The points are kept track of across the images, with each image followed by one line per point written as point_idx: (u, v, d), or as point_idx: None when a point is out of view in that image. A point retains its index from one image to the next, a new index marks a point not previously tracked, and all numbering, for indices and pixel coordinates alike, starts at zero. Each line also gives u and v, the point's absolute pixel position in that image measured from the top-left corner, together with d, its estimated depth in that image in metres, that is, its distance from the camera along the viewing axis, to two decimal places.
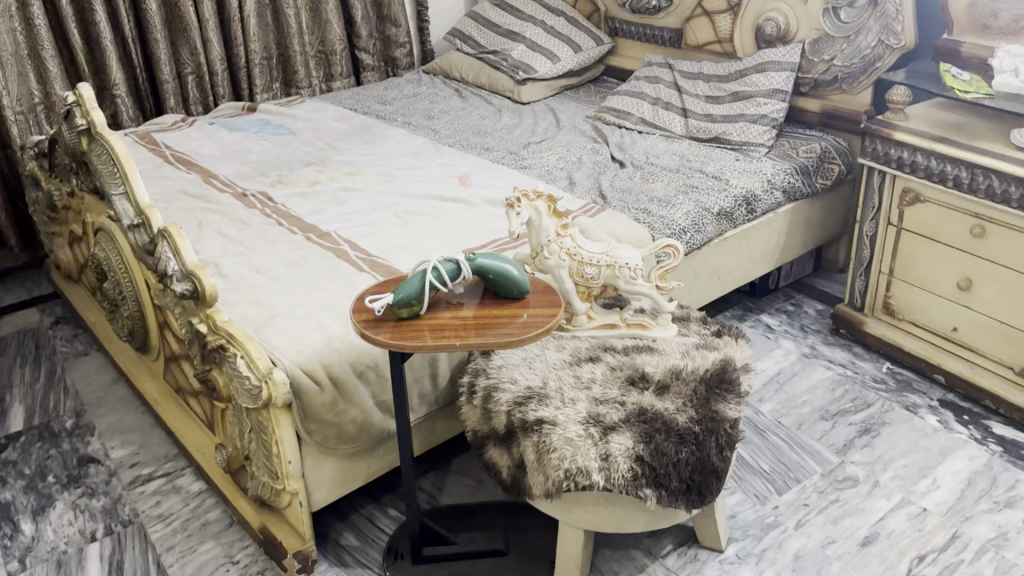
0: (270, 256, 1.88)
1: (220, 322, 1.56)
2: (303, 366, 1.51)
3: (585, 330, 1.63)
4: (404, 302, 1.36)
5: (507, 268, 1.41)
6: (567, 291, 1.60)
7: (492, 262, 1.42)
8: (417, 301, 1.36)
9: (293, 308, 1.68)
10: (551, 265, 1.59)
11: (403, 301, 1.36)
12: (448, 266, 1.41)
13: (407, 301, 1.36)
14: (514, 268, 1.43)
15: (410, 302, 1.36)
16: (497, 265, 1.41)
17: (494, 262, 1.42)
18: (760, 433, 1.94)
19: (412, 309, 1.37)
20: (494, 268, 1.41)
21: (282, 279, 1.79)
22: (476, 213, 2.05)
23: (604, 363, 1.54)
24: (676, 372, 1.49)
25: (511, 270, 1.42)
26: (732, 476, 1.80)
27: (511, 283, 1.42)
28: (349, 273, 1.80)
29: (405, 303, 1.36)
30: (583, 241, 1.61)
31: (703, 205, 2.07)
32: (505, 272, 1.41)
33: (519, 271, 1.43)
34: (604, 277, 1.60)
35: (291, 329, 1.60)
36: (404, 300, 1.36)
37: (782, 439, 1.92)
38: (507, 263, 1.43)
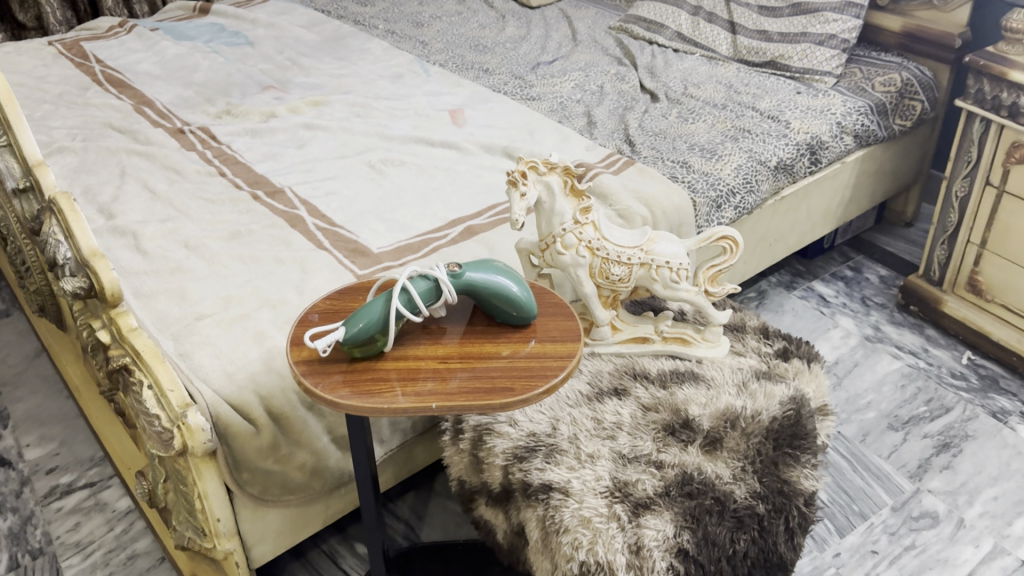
0: (206, 226, 1.48)
1: (124, 332, 1.17)
2: (232, 399, 1.13)
3: (608, 346, 1.23)
4: (356, 341, 0.96)
5: (507, 290, 1.00)
6: (586, 297, 1.20)
7: (487, 279, 1.01)
8: (371, 338, 0.97)
9: (228, 304, 1.29)
10: (565, 263, 1.19)
11: (354, 341, 0.96)
12: (423, 284, 0.99)
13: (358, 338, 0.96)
14: (517, 284, 1.02)
15: (363, 340, 0.96)
16: (494, 285, 1.00)
17: (488, 280, 1.01)
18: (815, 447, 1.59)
19: (365, 348, 0.97)
20: (489, 289, 1.00)
21: (218, 259, 1.39)
22: (470, 164, 1.64)
23: (634, 400, 1.16)
24: (731, 419, 1.12)
25: (515, 292, 1.01)
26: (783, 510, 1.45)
27: (511, 310, 1.01)
28: (304, 251, 1.40)
29: (357, 342, 0.96)
30: (610, 229, 1.20)
31: (755, 156, 1.65)
32: (505, 294, 1.00)
33: (523, 290, 1.02)
34: (635, 279, 1.20)
35: (222, 341, 1.22)
36: (355, 338, 0.96)
37: (843, 456, 1.57)
38: (508, 281, 1.01)
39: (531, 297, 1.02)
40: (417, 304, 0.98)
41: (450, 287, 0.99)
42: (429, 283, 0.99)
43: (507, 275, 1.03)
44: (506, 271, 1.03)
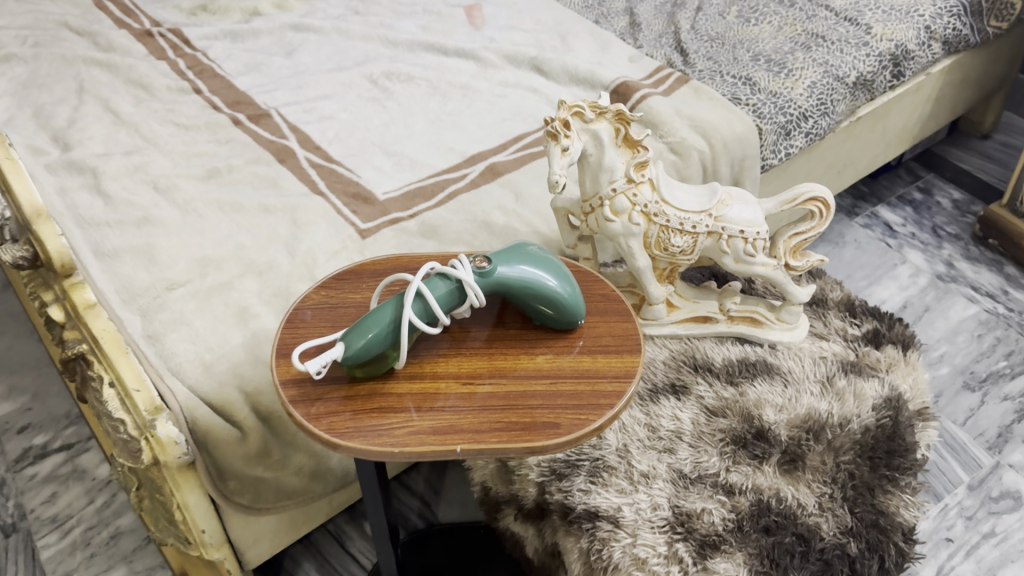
0: (180, 161, 1.24)
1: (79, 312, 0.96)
2: (211, 398, 0.95)
3: (663, 327, 1.03)
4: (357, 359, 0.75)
5: (550, 289, 0.80)
6: (638, 272, 0.99)
7: (524, 276, 0.80)
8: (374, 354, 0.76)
9: (206, 269, 1.08)
10: (614, 232, 0.96)
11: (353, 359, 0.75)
12: (444, 287, 0.76)
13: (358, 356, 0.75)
14: (560, 280, 0.81)
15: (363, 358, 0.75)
16: (533, 284, 0.80)
17: (526, 277, 0.80)
18: None
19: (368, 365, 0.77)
20: (527, 288, 0.80)
21: (194, 206, 1.17)
22: (491, 80, 1.39)
23: (695, 401, 0.96)
24: (815, 429, 0.93)
25: (559, 292, 0.80)
26: None
27: (553, 314, 0.81)
28: (296, 197, 1.18)
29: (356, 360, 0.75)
30: (669, 188, 0.97)
31: (831, 71, 1.38)
32: (547, 294, 0.80)
33: (569, 287, 0.81)
34: (699, 250, 0.98)
35: (199, 320, 1.01)
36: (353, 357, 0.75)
37: None
38: (550, 278, 0.81)
39: (578, 297, 0.82)
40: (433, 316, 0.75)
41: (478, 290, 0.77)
42: (452, 285, 0.77)
43: (548, 268, 0.82)
44: (546, 262, 0.82)
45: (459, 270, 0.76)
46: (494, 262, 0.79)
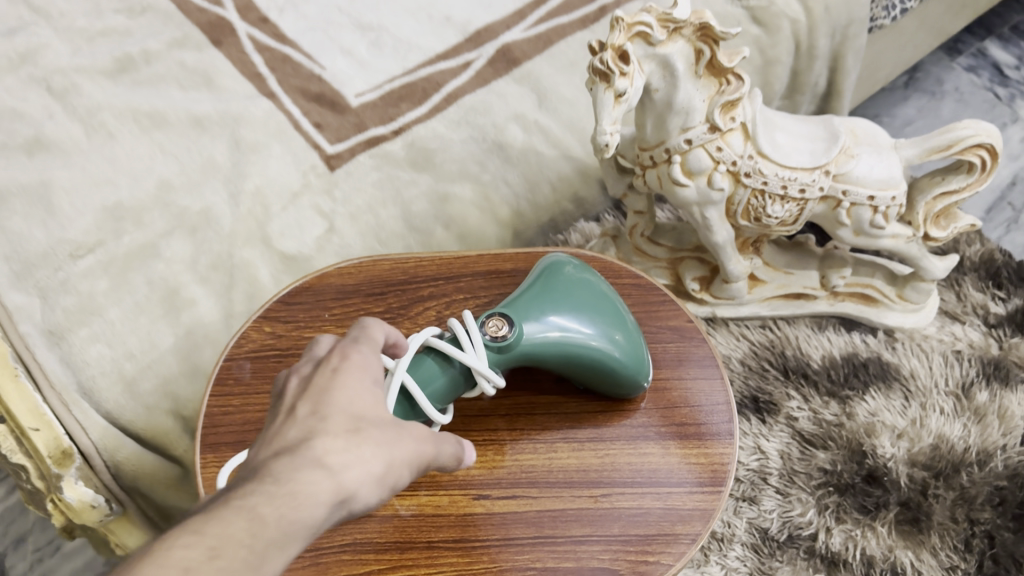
0: (80, 45, 0.91)
1: None
2: (138, 429, 0.71)
3: (741, 307, 0.76)
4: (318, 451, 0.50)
5: (603, 356, 0.53)
6: (713, 247, 0.70)
7: (564, 339, 0.53)
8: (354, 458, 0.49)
9: (122, 223, 0.79)
10: (685, 199, 0.67)
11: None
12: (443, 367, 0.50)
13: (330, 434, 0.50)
14: (617, 334, 0.55)
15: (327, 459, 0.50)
16: (576, 349, 0.53)
17: (567, 339, 0.53)
18: None
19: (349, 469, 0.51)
20: (569, 356, 0.53)
21: (102, 120, 0.84)
22: None
23: (786, 423, 0.72)
24: (945, 469, 0.69)
25: (619, 356, 0.54)
26: None
27: (610, 386, 0.55)
28: (239, 102, 0.86)
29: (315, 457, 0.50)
30: (769, 132, 0.66)
31: None
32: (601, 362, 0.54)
33: (631, 345, 0.55)
34: (804, 217, 0.69)
35: (116, 309, 0.74)
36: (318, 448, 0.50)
37: None
38: (602, 334, 0.54)
39: (643, 356, 0.55)
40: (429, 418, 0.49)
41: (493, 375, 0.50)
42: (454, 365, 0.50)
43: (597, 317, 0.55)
44: (593, 306, 0.55)
45: (465, 353, 0.49)
46: (517, 321, 0.52)
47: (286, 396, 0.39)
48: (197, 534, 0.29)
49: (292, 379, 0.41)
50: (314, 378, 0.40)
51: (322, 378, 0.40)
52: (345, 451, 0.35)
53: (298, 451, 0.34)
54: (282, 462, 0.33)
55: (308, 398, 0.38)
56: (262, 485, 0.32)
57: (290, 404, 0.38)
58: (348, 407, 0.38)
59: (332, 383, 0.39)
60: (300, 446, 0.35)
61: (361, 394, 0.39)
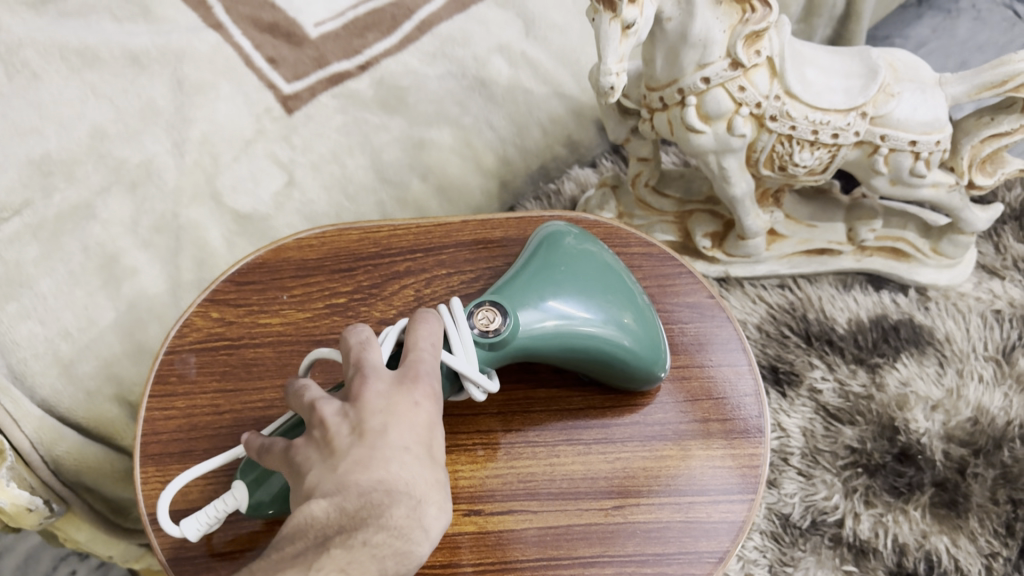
0: None
1: None
2: (78, 417, 0.63)
3: (757, 265, 0.67)
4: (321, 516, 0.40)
5: (613, 347, 0.45)
6: (730, 201, 0.62)
7: (567, 329, 0.45)
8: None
9: (51, 179, 0.68)
10: (699, 147, 0.58)
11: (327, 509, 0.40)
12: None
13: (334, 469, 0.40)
14: (629, 317, 0.46)
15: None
16: (582, 340, 0.45)
17: (571, 328, 0.45)
18: None
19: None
20: (574, 349, 0.45)
21: (23, 59, 0.72)
22: None
23: (809, 395, 0.64)
24: (985, 444, 0.62)
25: (631, 346, 0.45)
26: None
27: (622, 380, 0.47)
28: (181, 35, 0.75)
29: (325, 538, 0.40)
30: (801, 68, 0.56)
31: None
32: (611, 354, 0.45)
33: (645, 329, 0.46)
34: (836, 164, 0.60)
35: (48, 280, 0.64)
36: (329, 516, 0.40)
37: None
38: (613, 320, 0.45)
39: (660, 341, 0.47)
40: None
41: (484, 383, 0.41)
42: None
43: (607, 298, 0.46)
44: (601, 284, 0.47)
45: (454, 357, 0.40)
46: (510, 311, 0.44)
47: (366, 416, 0.33)
48: (340, 573, 0.30)
49: (365, 391, 0.34)
50: (398, 405, 0.34)
51: (404, 407, 0.34)
52: (442, 506, 0.33)
53: (403, 498, 0.32)
54: (396, 515, 0.31)
55: (398, 428, 0.33)
56: (381, 540, 0.31)
57: (376, 428, 0.33)
58: (432, 449, 0.34)
59: (418, 421, 0.34)
60: (405, 490, 0.32)
61: (441, 429, 0.35)
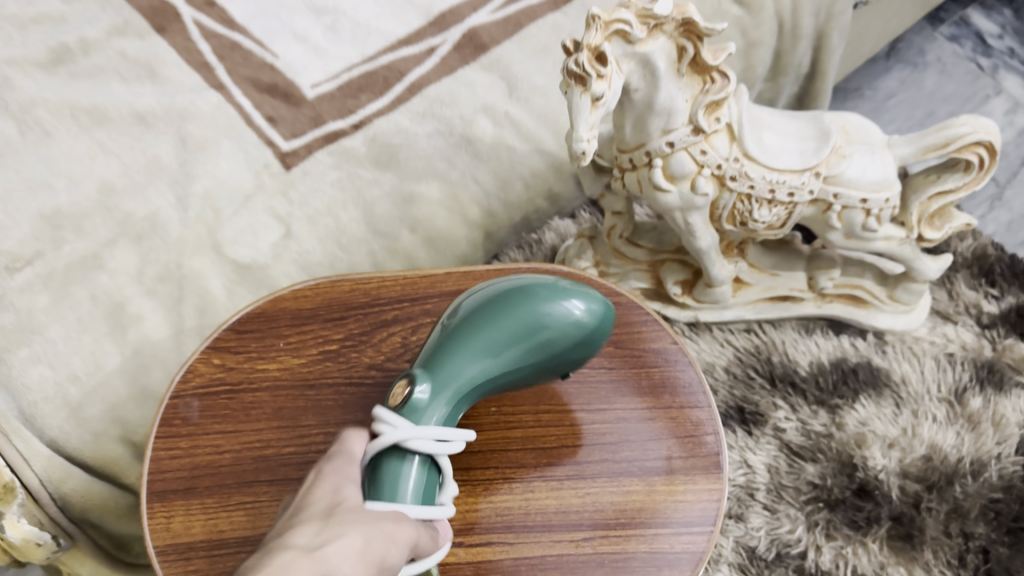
0: (11, 33, 0.83)
1: None
2: (85, 457, 0.66)
3: (724, 311, 0.72)
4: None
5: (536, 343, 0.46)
6: (696, 252, 0.66)
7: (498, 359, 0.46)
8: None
9: (62, 231, 0.72)
10: (667, 204, 0.63)
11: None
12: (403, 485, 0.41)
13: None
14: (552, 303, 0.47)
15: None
16: (522, 351, 0.47)
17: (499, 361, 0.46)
18: None
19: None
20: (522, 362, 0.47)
21: (36, 116, 0.78)
22: None
23: (773, 435, 0.69)
24: (938, 480, 0.66)
25: (542, 316, 0.46)
26: None
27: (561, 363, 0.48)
28: (185, 95, 0.80)
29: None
30: (758, 132, 0.61)
31: None
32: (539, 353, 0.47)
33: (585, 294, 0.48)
34: (793, 219, 0.65)
35: (58, 327, 0.68)
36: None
37: None
38: (526, 321, 0.46)
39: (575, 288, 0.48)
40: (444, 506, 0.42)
41: (432, 434, 0.42)
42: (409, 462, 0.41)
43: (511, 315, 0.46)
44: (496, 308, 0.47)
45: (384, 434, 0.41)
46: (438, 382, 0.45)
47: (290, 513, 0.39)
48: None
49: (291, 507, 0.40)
50: (314, 496, 0.39)
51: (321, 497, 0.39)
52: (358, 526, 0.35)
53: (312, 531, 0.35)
54: (305, 539, 0.34)
55: (313, 504, 0.38)
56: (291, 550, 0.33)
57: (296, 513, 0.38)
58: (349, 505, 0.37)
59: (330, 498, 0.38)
60: (315, 528, 0.35)
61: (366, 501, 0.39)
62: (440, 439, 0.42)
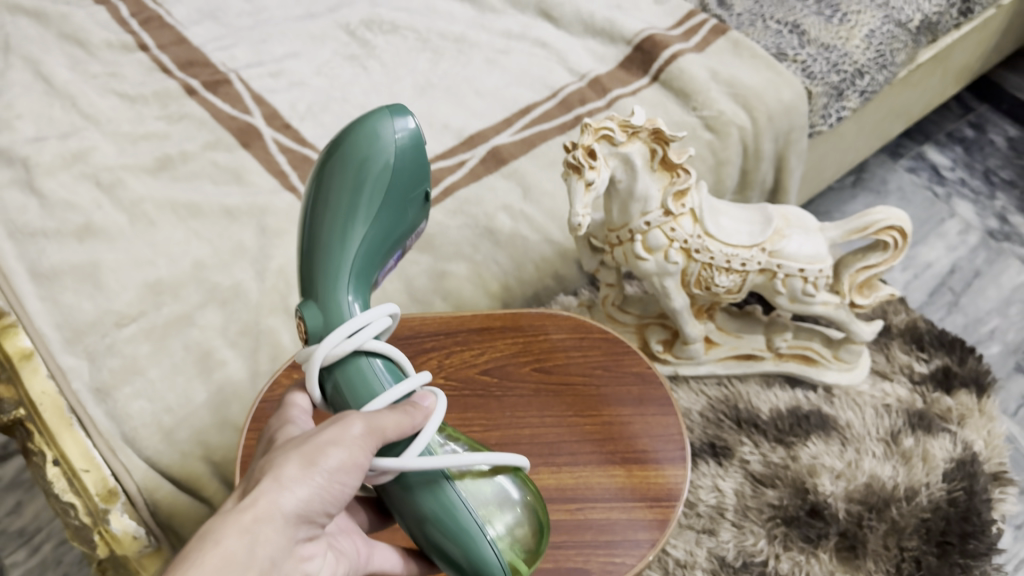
0: (126, 146, 1.05)
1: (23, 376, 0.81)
2: (173, 472, 0.81)
3: (699, 366, 0.88)
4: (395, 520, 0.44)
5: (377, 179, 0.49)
6: (672, 312, 0.83)
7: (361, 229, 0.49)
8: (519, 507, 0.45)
9: (162, 297, 0.92)
10: (646, 270, 0.80)
11: (437, 497, 0.43)
12: (376, 380, 0.44)
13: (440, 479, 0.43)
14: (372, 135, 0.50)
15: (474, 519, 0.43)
16: (365, 243, 0.49)
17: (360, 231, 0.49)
18: (1009, 415, 1.25)
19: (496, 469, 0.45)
20: (379, 248, 0.50)
21: (143, 210, 0.98)
22: (487, 30, 1.18)
23: (739, 466, 0.83)
24: (878, 502, 0.79)
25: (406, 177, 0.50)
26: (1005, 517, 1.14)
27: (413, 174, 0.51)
28: (264, 195, 1.00)
29: (408, 523, 0.44)
30: (715, 215, 0.79)
31: (893, 15, 1.13)
32: (390, 180, 0.49)
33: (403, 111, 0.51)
34: (748, 286, 0.82)
35: (155, 369, 0.86)
36: (415, 507, 0.43)
37: None
38: (368, 204, 0.48)
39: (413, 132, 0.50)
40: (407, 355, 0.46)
41: (345, 331, 0.44)
42: (357, 361, 0.44)
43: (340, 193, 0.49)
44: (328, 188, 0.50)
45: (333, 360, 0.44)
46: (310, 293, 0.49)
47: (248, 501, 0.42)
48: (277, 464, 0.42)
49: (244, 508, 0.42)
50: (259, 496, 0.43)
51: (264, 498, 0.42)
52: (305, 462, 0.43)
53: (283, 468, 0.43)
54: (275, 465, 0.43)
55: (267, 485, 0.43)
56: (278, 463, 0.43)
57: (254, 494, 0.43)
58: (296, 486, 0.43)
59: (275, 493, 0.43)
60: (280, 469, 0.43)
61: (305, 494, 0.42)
62: (353, 332, 0.44)
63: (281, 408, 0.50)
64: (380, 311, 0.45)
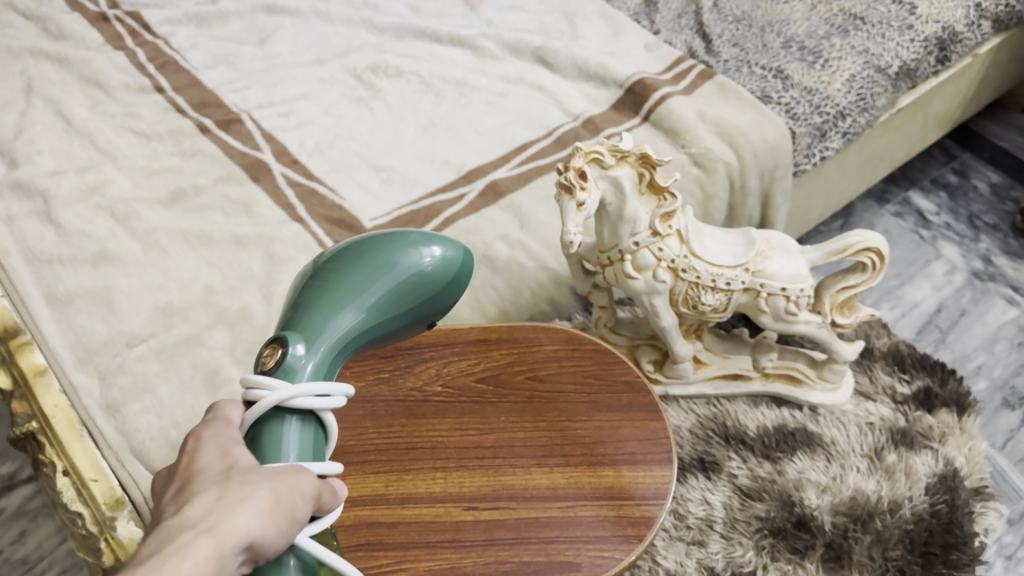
0: (141, 180, 1.10)
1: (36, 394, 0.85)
2: None
3: (688, 386, 0.91)
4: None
5: (406, 276, 0.48)
6: (661, 331, 0.87)
7: (366, 316, 0.47)
8: None
9: (171, 319, 0.95)
10: (636, 289, 0.84)
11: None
12: (287, 450, 0.39)
13: (303, 567, 0.37)
14: (414, 250, 0.50)
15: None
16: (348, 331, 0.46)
17: (362, 309, 0.46)
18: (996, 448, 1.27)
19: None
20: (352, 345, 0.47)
21: (157, 238, 1.03)
22: (487, 74, 1.24)
23: (728, 481, 0.85)
24: (863, 515, 0.82)
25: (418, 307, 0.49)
26: (992, 545, 1.16)
27: (433, 310, 0.51)
28: (272, 225, 1.04)
29: None
30: (700, 237, 0.83)
31: (872, 61, 1.19)
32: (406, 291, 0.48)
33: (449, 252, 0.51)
34: (733, 306, 0.86)
35: (164, 386, 0.89)
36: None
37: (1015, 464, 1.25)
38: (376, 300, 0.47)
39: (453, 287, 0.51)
40: (334, 433, 0.42)
41: (313, 389, 0.39)
42: (298, 421, 0.40)
43: (363, 273, 0.47)
44: (345, 265, 0.48)
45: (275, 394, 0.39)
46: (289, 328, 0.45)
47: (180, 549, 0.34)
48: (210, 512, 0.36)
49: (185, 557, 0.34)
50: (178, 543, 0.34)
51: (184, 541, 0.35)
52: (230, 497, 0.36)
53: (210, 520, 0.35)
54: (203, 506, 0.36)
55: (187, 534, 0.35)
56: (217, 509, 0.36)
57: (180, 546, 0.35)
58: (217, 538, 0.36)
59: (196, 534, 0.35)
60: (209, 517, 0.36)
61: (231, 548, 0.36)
62: (324, 394, 0.40)
63: (207, 420, 0.41)
64: (347, 388, 0.41)
